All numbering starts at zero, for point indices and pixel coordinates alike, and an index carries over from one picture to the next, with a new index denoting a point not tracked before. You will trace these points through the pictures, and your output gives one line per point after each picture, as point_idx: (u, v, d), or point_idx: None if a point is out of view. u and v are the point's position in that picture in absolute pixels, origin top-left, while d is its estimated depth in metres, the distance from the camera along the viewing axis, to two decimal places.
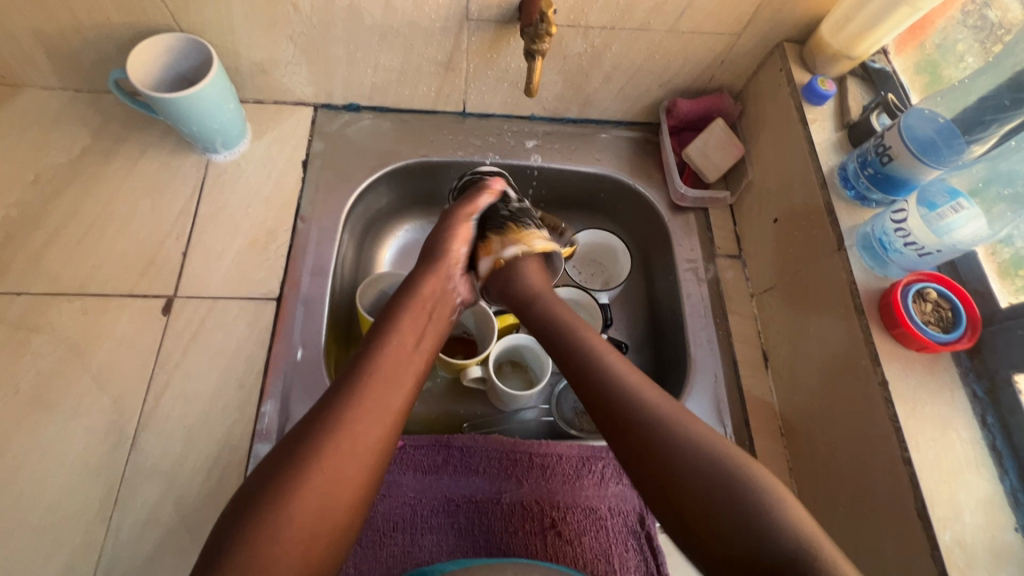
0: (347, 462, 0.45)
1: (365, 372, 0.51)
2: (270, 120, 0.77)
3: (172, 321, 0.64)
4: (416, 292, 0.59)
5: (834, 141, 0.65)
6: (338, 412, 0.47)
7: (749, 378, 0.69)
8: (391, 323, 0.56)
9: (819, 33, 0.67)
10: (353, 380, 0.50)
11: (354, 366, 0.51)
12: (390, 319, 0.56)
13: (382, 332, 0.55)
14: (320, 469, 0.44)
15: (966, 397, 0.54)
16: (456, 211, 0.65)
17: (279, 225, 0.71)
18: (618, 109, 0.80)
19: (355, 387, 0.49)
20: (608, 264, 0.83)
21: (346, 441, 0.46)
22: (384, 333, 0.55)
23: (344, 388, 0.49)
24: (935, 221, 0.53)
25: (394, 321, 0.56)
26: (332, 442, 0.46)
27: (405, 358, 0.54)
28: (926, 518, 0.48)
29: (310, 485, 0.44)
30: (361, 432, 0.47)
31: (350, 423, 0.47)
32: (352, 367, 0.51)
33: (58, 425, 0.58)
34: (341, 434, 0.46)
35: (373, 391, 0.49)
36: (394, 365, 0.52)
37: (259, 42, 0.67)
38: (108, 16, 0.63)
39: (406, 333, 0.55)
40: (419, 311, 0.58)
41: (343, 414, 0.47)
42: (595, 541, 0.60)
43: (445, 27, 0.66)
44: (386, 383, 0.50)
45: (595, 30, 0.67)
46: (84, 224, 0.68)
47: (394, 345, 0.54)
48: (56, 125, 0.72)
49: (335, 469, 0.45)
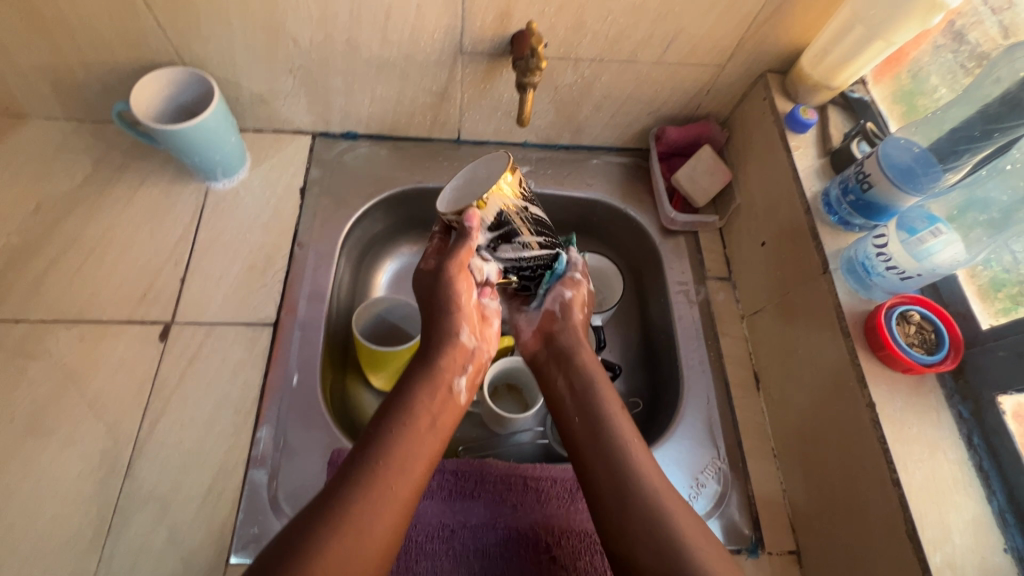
0: (363, 565, 0.43)
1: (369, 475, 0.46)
2: (268, 148, 0.79)
3: (169, 346, 0.65)
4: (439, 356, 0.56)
5: (817, 168, 0.67)
6: (348, 512, 0.44)
7: (741, 400, 0.70)
8: (406, 411, 0.51)
9: (799, 65, 0.69)
10: (367, 473, 0.47)
11: (364, 457, 0.47)
12: (425, 385, 0.53)
13: (396, 417, 0.51)
14: None
15: (952, 418, 0.54)
16: (452, 255, 0.54)
17: (277, 251, 0.72)
18: (608, 136, 0.82)
19: (365, 490, 0.46)
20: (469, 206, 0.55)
21: (355, 551, 0.43)
22: (393, 416, 0.51)
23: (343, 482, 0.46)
24: (915, 246, 0.55)
25: (413, 396, 0.52)
26: (338, 547, 0.42)
27: (421, 449, 0.50)
28: (915, 539, 0.48)
29: None
30: (360, 542, 0.43)
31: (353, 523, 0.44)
32: (369, 453, 0.48)
33: (54, 451, 0.59)
34: (345, 545, 0.43)
35: (390, 488, 0.47)
36: (404, 464, 0.48)
37: (260, 74, 0.69)
38: (114, 51, 0.65)
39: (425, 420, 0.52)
40: (438, 385, 0.54)
41: (349, 505, 0.44)
42: (591, 565, 0.59)
43: (440, 60, 0.68)
44: (397, 485, 0.47)
45: (585, 62, 0.69)
46: (84, 250, 0.69)
47: (406, 428, 0.50)
48: (60, 155, 0.74)
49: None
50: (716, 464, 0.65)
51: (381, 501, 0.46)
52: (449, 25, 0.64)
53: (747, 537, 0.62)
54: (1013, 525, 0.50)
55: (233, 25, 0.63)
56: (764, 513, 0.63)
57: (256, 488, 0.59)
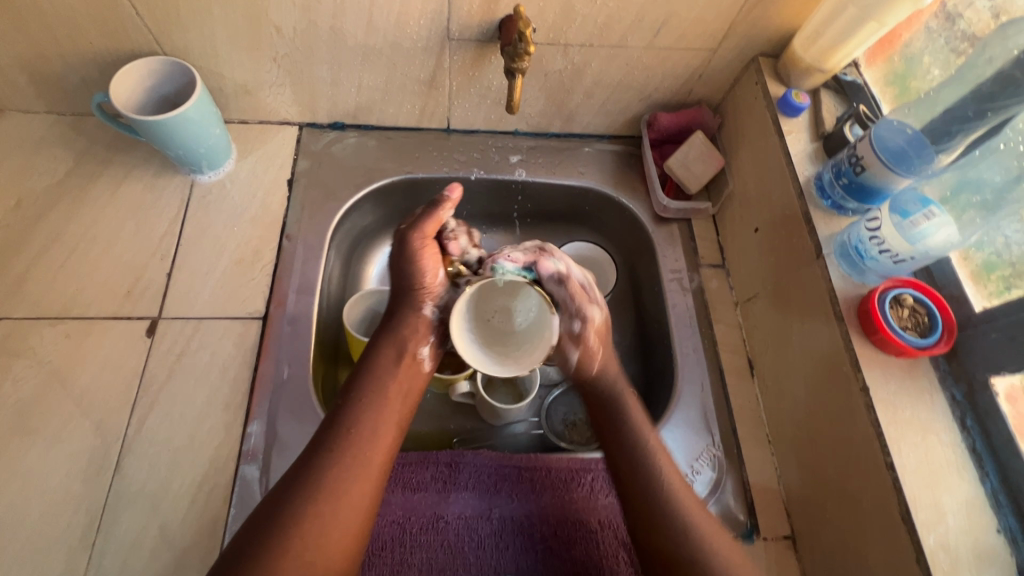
0: (333, 514, 0.47)
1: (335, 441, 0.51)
2: (255, 140, 0.77)
3: (156, 343, 0.64)
4: (402, 326, 0.60)
5: (810, 152, 0.67)
6: (317, 471, 0.49)
7: (735, 387, 0.69)
8: (371, 375, 0.56)
9: (791, 48, 0.69)
10: (335, 436, 0.51)
11: (333, 422, 0.52)
12: (388, 353, 0.58)
13: (363, 383, 0.55)
14: (298, 539, 0.45)
15: (946, 400, 0.54)
16: (419, 227, 0.62)
17: (265, 244, 0.71)
18: (600, 123, 0.81)
19: (331, 449, 0.50)
20: (520, 330, 0.58)
21: (325, 503, 0.47)
22: (362, 386, 0.55)
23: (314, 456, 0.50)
24: (908, 229, 0.54)
25: (377, 361, 0.57)
26: (308, 503, 0.47)
27: (387, 407, 0.55)
28: (909, 521, 0.48)
29: (292, 543, 0.45)
30: (330, 497, 0.48)
31: (320, 485, 0.48)
32: (336, 417, 0.53)
33: (41, 450, 0.58)
34: (315, 500, 0.47)
35: (359, 443, 0.51)
36: (370, 420, 0.53)
37: (243, 64, 0.68)
38: (92, 41, 0.63)
39: (391, 382, 0.56)
40: (403, 352, 0.59)
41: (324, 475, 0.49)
42: (587, 553, 0.59)
43: (427, 47, 0.67)
44: (364, 439, 0.52)
45: (575, 48, 0.68)
46: (67, 246, 0.68)
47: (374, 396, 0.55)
48: (40, 149, 0.72)
49: (314, 532, 0.46)
50: (710, 452, 0.65)
51: (350, 455, 0.50)
52: (435, 12, 0.62)
53: (742, 523, 0.62)
54: (1005, 505, 0.50)
55: (214, 13, 0.61)
56: (759, 499, 0.63)
57: (248, 484, 0.58)
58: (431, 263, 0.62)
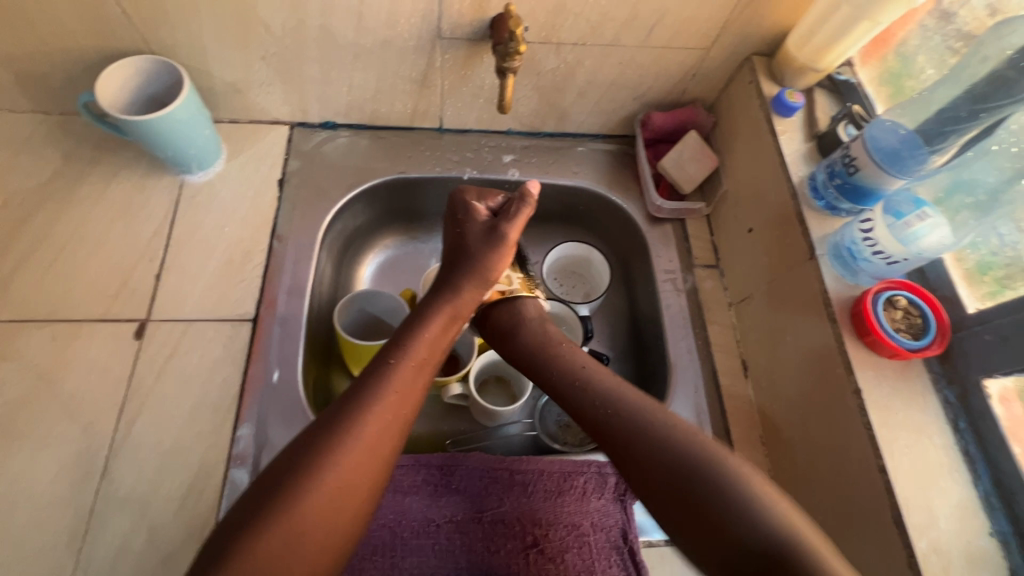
0: (358, 470, 0.47)
1: (371, 393, 0.50)
2: (245, 140, 0.76)
3: (145, 345, 0.63)
4: (454, 298, 0.61)
5: (804, 152, 0.67)
6: (350, 421, 0.48)
7: (729, 388, 0.69)
8: (412, 339, 0.56)
9: (785, 47, 0.68)
10: (378, 394, 0.51)
11: (373, 374, 0.52)
12: (430, 315, 0.59)
13: (406, 345, 0.55)
14: (321, 490, 0.45)
15: (938, 402, 0.54)
16: (512, 219, 0.64)
17: (255, 245, 0.71)
18: (594, 123, 0.81)
19: (368, 404, 0.50)
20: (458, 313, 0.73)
21: (357, 452, 0.47)
22: (404, 347, 0.55)
23: (343, 416, 0.49)
24: (901, 230, 0.54)
25: (423, 326, 0.58)
26: (342, 455, 0.47)
27: (424, 373, 0.55)
28: (901, 525, 0.48)
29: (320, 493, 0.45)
30: (361, 452, 0.47)
31: (353, 436, 0.48)
32: (376, 374, 0.52)
33: (27, 454, 0.57)
34: (349, 449, 0.47)
35: (394, 403, 0.51)
36: (410, 381, 0.53)
37: (232, 63, 0.67)
38: (77, 40, 0.63)
39: (428, 348, 0.56)
40: (444, 324, 0.60)
41: (355, 429, 0.48)
42: (579, 557, 0.59)
43: (418, 46, 0.66)
44: (400, 400, 0.51)
45: (568, 47, 0.68)
46: (55, 248, 0.67)
47: (415, 361, 0.55)
48: (27, 149, 0.71)
49: (340, 481, 0.46)
50: None
51: (390, 411, 0.50)
52: (425, 11, 0.62)
53: None
54: (998, 509, 0.50)
55: (201, 12, 0.60)
56: None
57: (237, 487, 0.58)
58: (506, 264, 0.65)
